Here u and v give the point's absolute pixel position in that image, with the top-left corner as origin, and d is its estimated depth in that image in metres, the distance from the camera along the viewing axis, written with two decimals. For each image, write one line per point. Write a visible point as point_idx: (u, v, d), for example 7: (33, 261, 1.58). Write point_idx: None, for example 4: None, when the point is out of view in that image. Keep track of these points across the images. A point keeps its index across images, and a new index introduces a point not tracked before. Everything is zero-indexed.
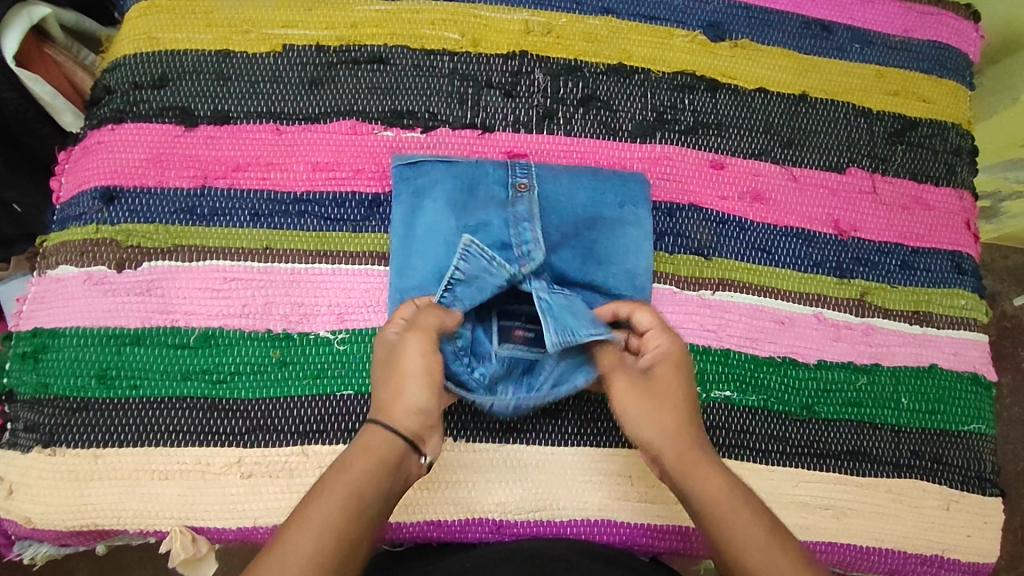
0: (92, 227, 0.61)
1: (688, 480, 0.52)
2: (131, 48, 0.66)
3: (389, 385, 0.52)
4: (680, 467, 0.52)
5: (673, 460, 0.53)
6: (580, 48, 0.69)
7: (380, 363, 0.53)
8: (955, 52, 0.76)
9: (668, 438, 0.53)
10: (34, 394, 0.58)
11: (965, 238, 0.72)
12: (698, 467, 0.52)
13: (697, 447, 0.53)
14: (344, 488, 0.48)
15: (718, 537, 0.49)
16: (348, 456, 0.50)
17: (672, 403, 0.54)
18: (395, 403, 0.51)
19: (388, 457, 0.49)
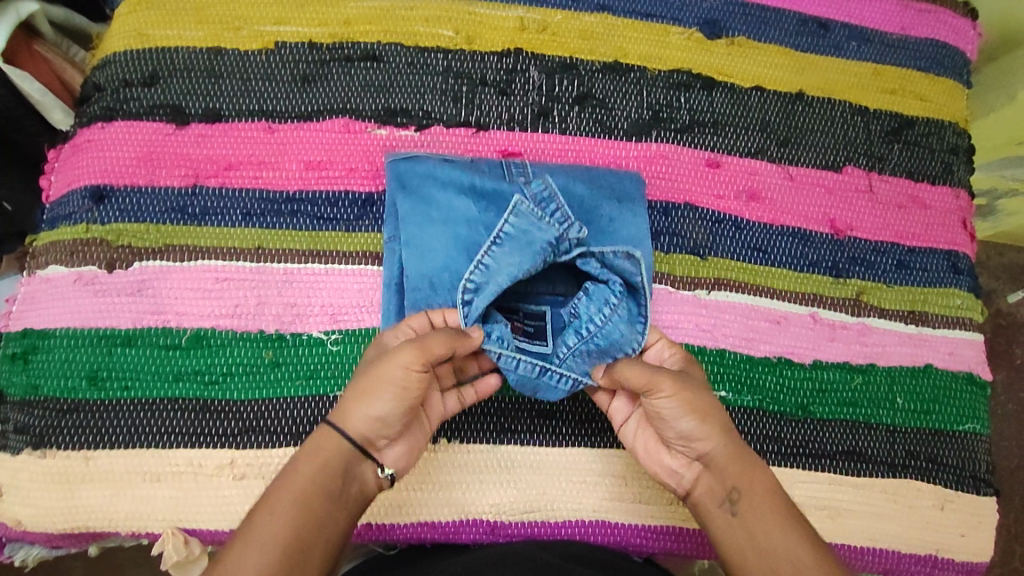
0: (82, 226, 0.60)
1: (742, 475, 0.52)
2: (121, 45, 0.65)
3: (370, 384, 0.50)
4: (733, 462, 0.52)
5: (727, 454, 0.52)
6: (575, 45, 0.69)
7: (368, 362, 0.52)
8: (953, 50, 0.75)
9: (722, 433, 0.52)
10: (24, 396, 0.58)
11: (961, 237, 0.72)
12: (748, 461, 0.52)
13: (743, 447, 0.53)
14: (292, 500, 0.47)
15: (769, 540, 0.49)
16: (297, 465, 0.50)
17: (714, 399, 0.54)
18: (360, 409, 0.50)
19: (343, 467, 0.49)
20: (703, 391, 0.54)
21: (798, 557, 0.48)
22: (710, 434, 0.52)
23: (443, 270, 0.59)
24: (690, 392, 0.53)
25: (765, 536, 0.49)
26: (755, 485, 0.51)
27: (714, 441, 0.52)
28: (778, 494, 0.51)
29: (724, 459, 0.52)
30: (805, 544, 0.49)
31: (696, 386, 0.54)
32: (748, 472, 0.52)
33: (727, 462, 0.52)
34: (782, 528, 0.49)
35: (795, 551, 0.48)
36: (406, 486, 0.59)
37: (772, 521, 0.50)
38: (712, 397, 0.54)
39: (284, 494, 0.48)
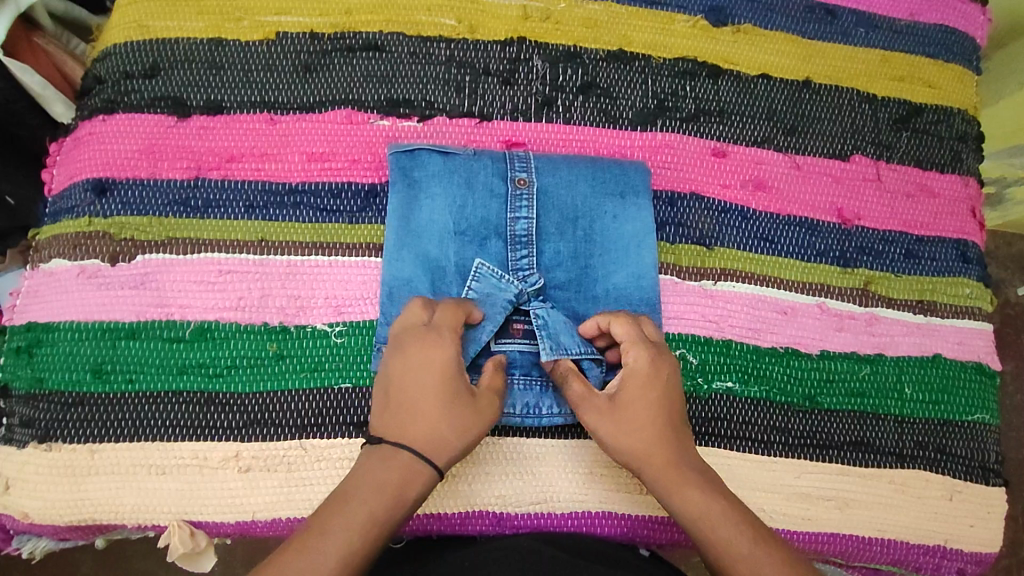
0: (85, 219, 0.60)
1: (672, 496, 0.51)
2: (122, 36, 0.64)
3: (441, 405, 0.50)
4: (663, 482, 0.52)
5: (651, 475, 0.52)
6: (579, 34, 0.68)
7: (424, 367, 0.51)
8: (962, 36, 0.74)
9: (643, 458, 0.52)
10: (29, 389, 0.58)
11: (970, 225, 0.71)
12: (681, 478, 0.51)
13: (670, 457, 0.52)
14: (354, 539, 0.46)
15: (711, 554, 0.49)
16: (351, 491, 0.48)
17: (644, 422, 0.53)
18: (430, 434, 0.49)
19: (401, 502, 0.48)
20: (634, 419, 0.53)
21: (747, 572, 0.47)
22: (628, 457, 0.53)
23: (410, 287, 0.59)
24: (611, 423, 0.53)
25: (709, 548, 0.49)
26: (683, 498, 0.51)
27: (637, 467, 0.52)
28: (708, 498, 0.50)
29: (649, 476, 0.52)
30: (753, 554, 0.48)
31: (619, 414, 0.53)
32: (675, 486, 0.51)
33: (651, 481, 0.52)
34: (724, 540, 0.49)
35: (736, 564, 0.48)
36: None
37: (707, 541, 0.49)
38: (644, 424, 0.52)
39: (335, 528, 0.46)
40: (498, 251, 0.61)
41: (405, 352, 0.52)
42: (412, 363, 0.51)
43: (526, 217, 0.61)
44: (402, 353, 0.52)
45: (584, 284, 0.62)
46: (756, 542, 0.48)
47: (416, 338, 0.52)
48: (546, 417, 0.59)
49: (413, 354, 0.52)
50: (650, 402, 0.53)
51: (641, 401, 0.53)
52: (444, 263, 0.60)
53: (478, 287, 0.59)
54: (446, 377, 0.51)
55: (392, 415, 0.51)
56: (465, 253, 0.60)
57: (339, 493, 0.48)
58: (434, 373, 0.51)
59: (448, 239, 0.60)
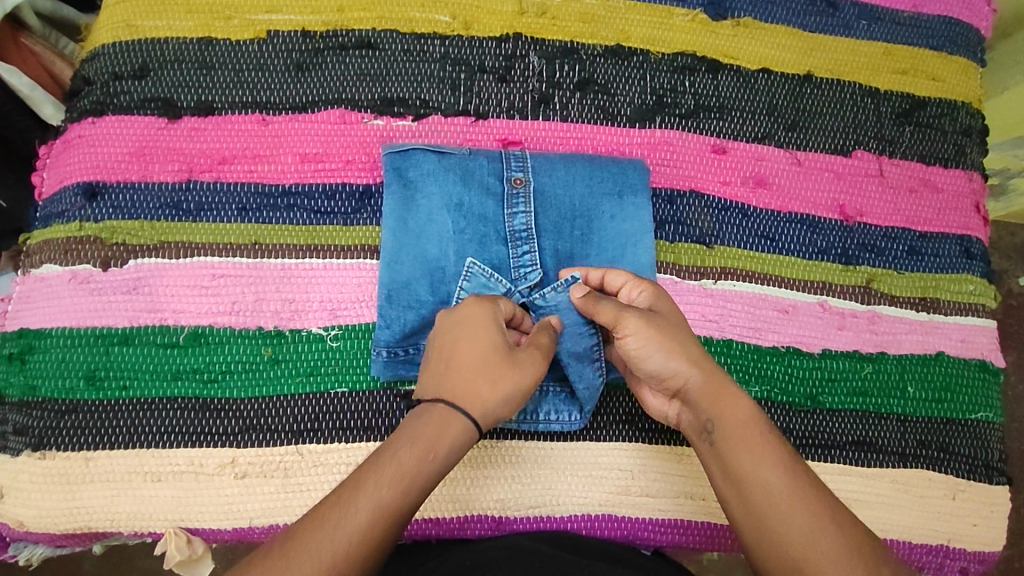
0: (76, 224, 0.59)
1: (718, 412, 0.50)
2: (110, 36, 0.63)
3: (482, 376, 0.50)
4: (708, 395, 0.51)
5: (698, 386, 0.51)
6: (576, 29, 0.67)
7: (469, 344, 0.51)
8: (966, 27, 0.73)
9: (694, 366, 0.51)
10: (22, 397, 0.57)
11: (974, 220, 0.70)
12: (726, 396, 0.50)
13: (717, 373, 0.52)
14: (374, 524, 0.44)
15: (751, 468, 0.48)
16: (373, 474, 0.46)
17: (690, 336, 0.53)
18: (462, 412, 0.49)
19: (428, 483, 0.47)
20: (680, 332, 0.52)
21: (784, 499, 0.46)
22: (680, 367, 0.51)
23: (406, 290, 0.58)
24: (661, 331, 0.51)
25: (751, 462, 0.48)
26: (730, 409, 0.50)
27: (687, 374, 0.51)
28: (749, 413, 0.50)
29: (696, 387, 0.51)
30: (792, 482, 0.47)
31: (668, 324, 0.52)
32: (722, 398, 0.50)
33: (700, 393, 0.51)
34: (763, 463, 0.47)
35: (778, 478, 0.47)
36: None
37: (750, 454, 0.48)
38: (689, 337, 0.52)
39: (357, 509, 0.44)
40: (496, 251, 0.60)
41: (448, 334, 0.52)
42: (456, 327, 0.52)
43: (523, 217, 0.60)
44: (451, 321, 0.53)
45: None
46: (792, 473, 0.47)
47: (457, 319, 0.52)
48: (543, 423, 0.58)
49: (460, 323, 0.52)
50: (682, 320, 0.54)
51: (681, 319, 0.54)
52: (440, 265, 0.59)
53: (473, 287, 0.58)
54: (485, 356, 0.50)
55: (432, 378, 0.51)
56: (462, 254, 0.59)
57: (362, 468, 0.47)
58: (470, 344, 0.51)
59: (444, 239, 0.59)
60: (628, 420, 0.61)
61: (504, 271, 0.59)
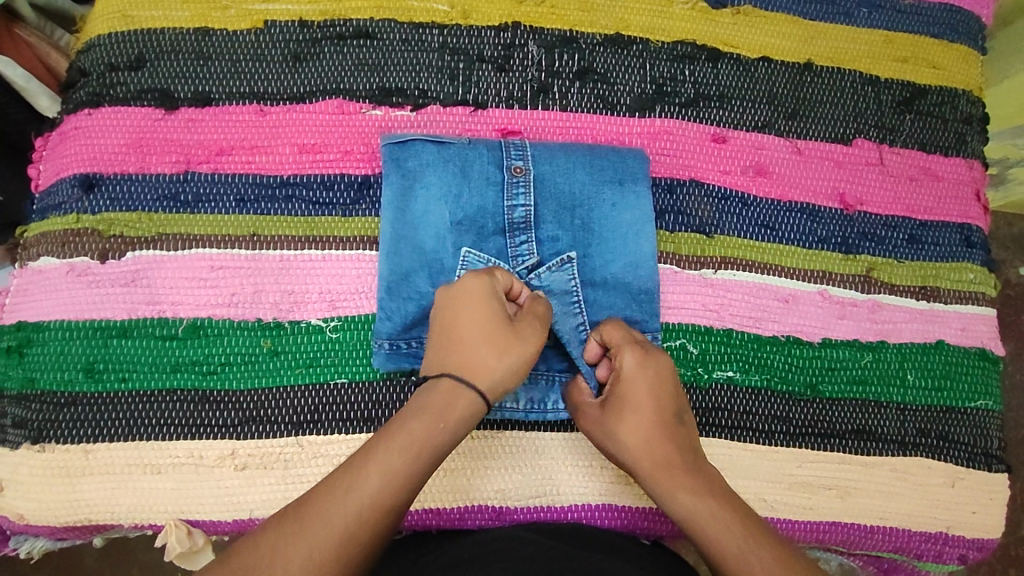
0: (73, 216, 0.59)
1: (670, 498, 0.51)
2: (105, 27, 0.63)
3: (484, 355, 0.51)
4: (661, 479, 0.52)
5: (649, 473, 0.52)
6: (575, 18, 0.66)
7: (469, 320, 0.52)
8: (967, 15, 0.73)
9: (643, 449, 0.53)
10: (20, 389, 0.57)
11: (974, 209, 0.70)
12: (681, 474, 0.52)
13: (670, 453, 0.52)
14: (382, 492, 0.46)
15: (715, 553, 0.48)
16: (381, 445, 0.48)
17: (645, 412, 0.54)
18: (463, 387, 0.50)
19: (433, 452, 0.48)
20: (635, 412, 0.54)
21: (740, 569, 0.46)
22: (630, 453, 0.53)
23: (405, 281, 0.58)
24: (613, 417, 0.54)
25: (714, 547, 0.48)
26: (683, 493, 0.51)
27: (637, 462, 0.53)
28: (707, 492, 0.51)
29: (650, 474, 0.52)
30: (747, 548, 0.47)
31: (620, 408, 0.54)
32: (675, 482, 0.51)
33: (653, 480, 0.52)
34: (716, 537, 0.48)
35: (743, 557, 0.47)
36: None
37: (708, 539, 0.48)
38: (645, 413, 0.54)
39: (366, 475, 0.46)
40: (497, 241, 0.59)
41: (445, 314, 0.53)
42: (456, 304, 0.53)
43: (523, 206, 0.60)
44: (450, 300, 0.54)
45: (584, 275, 0.61)
46: (757, 547, 0.47)
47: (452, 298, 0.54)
48: (551, 410, 0.59)
49: (460, 301, 0.53)
50: (640, 399, 0.54)
51: (642, 387, 0.54)
52: (439, 256, 0.59)
53: None
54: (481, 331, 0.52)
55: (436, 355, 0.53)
56: (462, 245, 0.59)
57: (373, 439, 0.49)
58: (471, 322, 0.52)
59: (444, 230, 0.59)
60: None
61: (504, 262, 0.59)
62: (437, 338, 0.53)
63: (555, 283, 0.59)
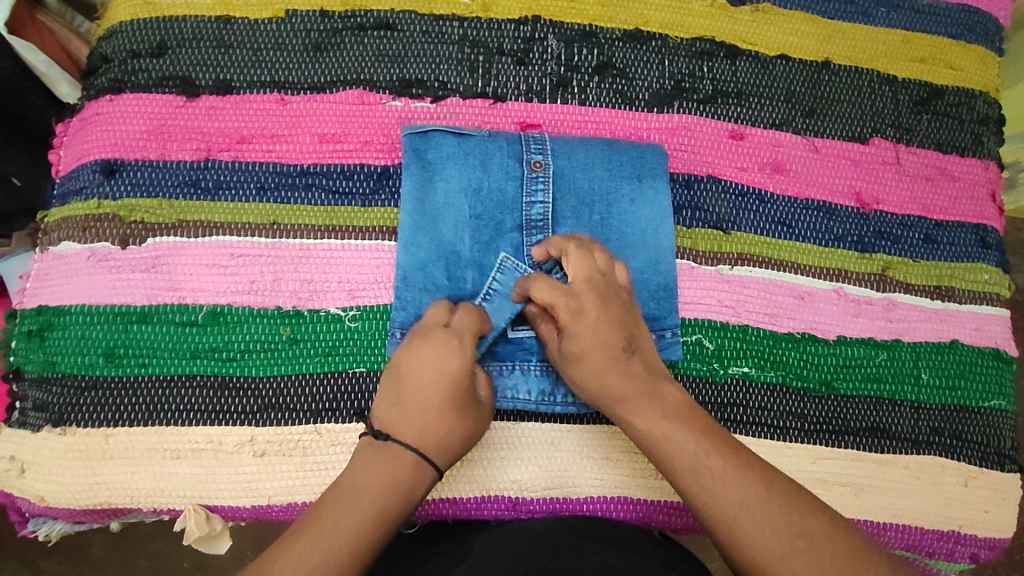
0: (94, 202, 0.59)
1: (630, 422, 0.53)
2: (128, 14, 0.63)
3: (452, 420, 0.52)
4: (627, 407, 0.53)
5: (614, 405, 0.53)
6: (595, 12, 0.67)
7: (441, 381, 0.53)
8: (985, 16, 0.73)
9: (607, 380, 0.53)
10: (41, 372, 0.57)
11: (990, 210, 0.70)
12: (639, 401, 0.52)
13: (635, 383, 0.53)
14: (364, 533, 0.47)
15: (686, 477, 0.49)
16: (359, 490, 0.49)
17: (603, 350, 0.53)
18: (435, 433, 0.52)
19: (408, 498, 0.50)
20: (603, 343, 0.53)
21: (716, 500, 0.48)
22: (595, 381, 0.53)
23: (423, 274, 0.58)
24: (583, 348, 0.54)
25: (684, 468, 0.50)
26: (648, 420, 0.52)
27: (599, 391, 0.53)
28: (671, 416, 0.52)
29: (613, 403, 0.53)
30: (721, 478, 0.49)
31: (581, 356, 0.54)
32: (642, 411, 0.52)
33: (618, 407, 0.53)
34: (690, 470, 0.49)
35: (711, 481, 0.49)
36: None
37: (673, 462, 0.50)
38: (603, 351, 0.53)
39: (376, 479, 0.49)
40: (515, 235, 0.60)
41: (425, 354, 0.53)
42: (426, 362, 0.53)
43: (543, 201, 0.60)
44: (421, 355, 0.53)
45: None
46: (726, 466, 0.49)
47: (436, 340, 0.54)
48: (561, 405, 0.59)
49: (432, 358, 0.53)
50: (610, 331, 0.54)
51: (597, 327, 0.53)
52: (457, 250, 0.59)
53: (494, 275, 0.58)
54: (463, 384, 0.53)
55: (399, 411, 0.52)
56: (480, 239, 0.59)
57: (344, 485, 0.49)
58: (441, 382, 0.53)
59: (463, 223, 0.59)
60: None
61: (522, 257, 0.59)
62: (403, 393, 0.53)
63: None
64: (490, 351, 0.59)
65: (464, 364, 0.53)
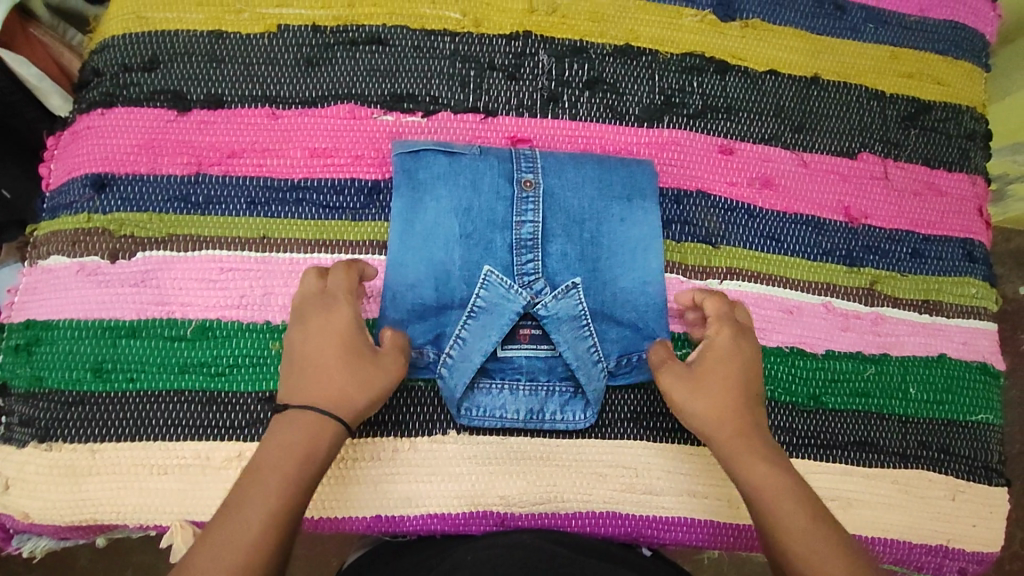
0: (84, 216, 0.59)
1: (740, 464, 0.52)
2: (120, 28, 0.63)
3: (353, 370, 0.52)
4: (733, 447, 0.53)
5: (723, 441, 0.53)
6: (586, 28, 0.67)
7: (332, 337, 0.52)
8: (972, 33, 0.73)
9: (717, 419, 0.54)
10: (28, 387, 0.57)
11: (977, 225, 0.71)
12: (748, 445, 0.53)
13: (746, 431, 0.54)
14: (272, 497, 0.46)
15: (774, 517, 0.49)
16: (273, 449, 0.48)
17: (726, 388, 0.55)
18: (337, 384, 0.51)
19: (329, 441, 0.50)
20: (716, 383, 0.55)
21: (809, 552, 0.47)
22: (703, 415, 0.54)
23: (412, 293, 0.58)
24: (694, 384, 0.55)
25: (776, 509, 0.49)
26: (755, 465, 0.52)
27: (707, 426, 0.54)
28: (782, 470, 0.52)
29: (723, 441, 0.53)
30: (818, 536, 0.48)
31: (706, 381, 0.55)
32: (747, 455, 0.52)
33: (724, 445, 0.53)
34: (783, 516, 0.49)
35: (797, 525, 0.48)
36: (415, 478, 0.59)
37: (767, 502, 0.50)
38: (726, 388, 0.55)
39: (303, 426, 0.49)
40: (505, 255, 0.60)
41: (304, 322, 0.53)
42: (319, 320, 0.53)
43: (533, 220, 0.60)
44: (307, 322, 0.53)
45: (594, 290, 0.60)
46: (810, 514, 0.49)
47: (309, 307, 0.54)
48: (549, 422, 0.59)
49: (319, 319, 0.53)
50: (728, 372, 0.55)
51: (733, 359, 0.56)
52: (447, 270, 0.59)
53: (485, 296, 0.58)
54: (351, 331, 0.53)
55: (296, 376, 0.52)
56: (470, 258, 0.59)
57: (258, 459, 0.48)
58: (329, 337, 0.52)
59: (453, 242, 0.59)
60: (635, 418, 0.61)
61: (511, 277, 0.59)
62: (298, 360, 0.52)
63: (562, 310, 0.59)
64: (480, 369, 0.59)
65: (344, 318, 0.53)
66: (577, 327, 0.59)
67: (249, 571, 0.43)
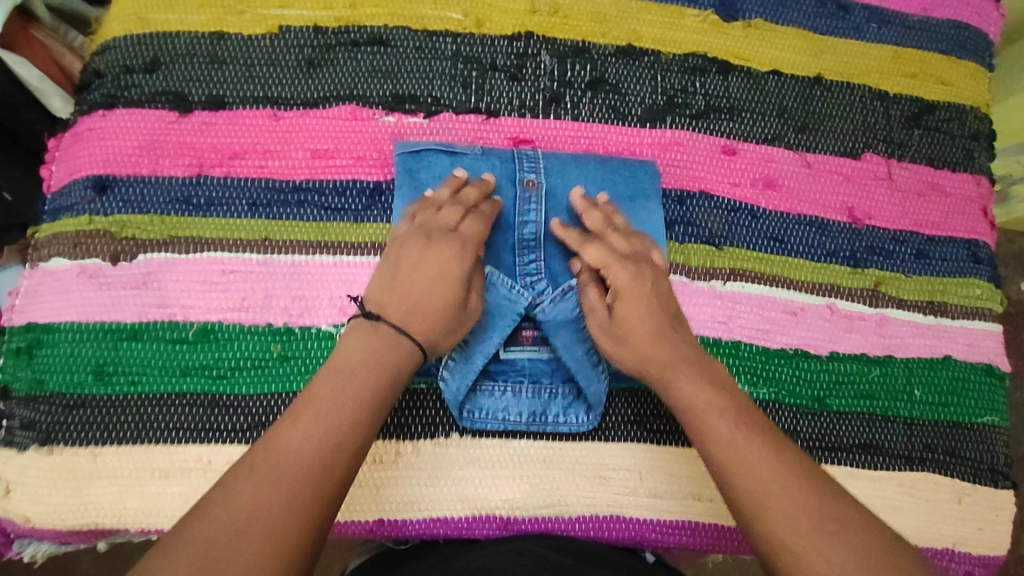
0: (85, 218, 0.59)
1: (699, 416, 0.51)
2: (121, 29, 0.63)
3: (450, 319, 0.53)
4: (677, 404, 0.52)
5: (679, 399, 0.52)
6: (588, 28, 0.67)
7: (445, 277, 0.53)
8: (976, 32, 0.73)
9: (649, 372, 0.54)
10: (29, 391, 0.57)
11: (982, 226, 0.70)
12: (707, 402, 0.51)
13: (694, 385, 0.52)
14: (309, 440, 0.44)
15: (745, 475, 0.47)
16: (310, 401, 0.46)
17: (647, 337, 0.54)
18: (429, 327, 0.52)
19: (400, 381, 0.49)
20: (636, 330, 0.54)
21: (773, 506, 0.45)
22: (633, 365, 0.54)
23: None
24: (617, 333, 0.55)
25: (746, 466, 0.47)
26: (708, 421, 0.50)
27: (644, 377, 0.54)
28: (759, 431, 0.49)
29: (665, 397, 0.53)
30: (780, 487, 0.46)
31: (622, 331, 0.55)
32: (702, 410, 0.51)
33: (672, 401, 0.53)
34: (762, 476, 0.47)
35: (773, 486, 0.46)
36: (418, 481, 0.58)
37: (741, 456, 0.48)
38: (644, 336, 0.54)
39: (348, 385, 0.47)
40: (508, 255, 0.60)
41: (429, 249, 0.54)
42: (437, 255, 0.54)
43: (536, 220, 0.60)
44: (425, 251, 0.54)
45: None
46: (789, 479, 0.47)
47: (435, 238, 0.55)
48: (552, 424, 0.59)
49: (439, 256, 0.54)
50: (642, 319, 0.55)
51: (635, 302, 0.55)
52: None
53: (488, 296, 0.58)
54: (461, 284, 0.54)
55: (397, 299, 0.52)
56: None
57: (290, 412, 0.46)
58: (444, 277, 0.53)
59: None
60: (638, 420, 0.61)
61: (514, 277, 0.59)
62: (406, 283, 0.53)
63: (561, 312, 0.58)
64: (482, 372, 0.59)
65: (461, 266, 0.54)
66: (578, 329, 0.58)
67: (272, 503, 0.41)
